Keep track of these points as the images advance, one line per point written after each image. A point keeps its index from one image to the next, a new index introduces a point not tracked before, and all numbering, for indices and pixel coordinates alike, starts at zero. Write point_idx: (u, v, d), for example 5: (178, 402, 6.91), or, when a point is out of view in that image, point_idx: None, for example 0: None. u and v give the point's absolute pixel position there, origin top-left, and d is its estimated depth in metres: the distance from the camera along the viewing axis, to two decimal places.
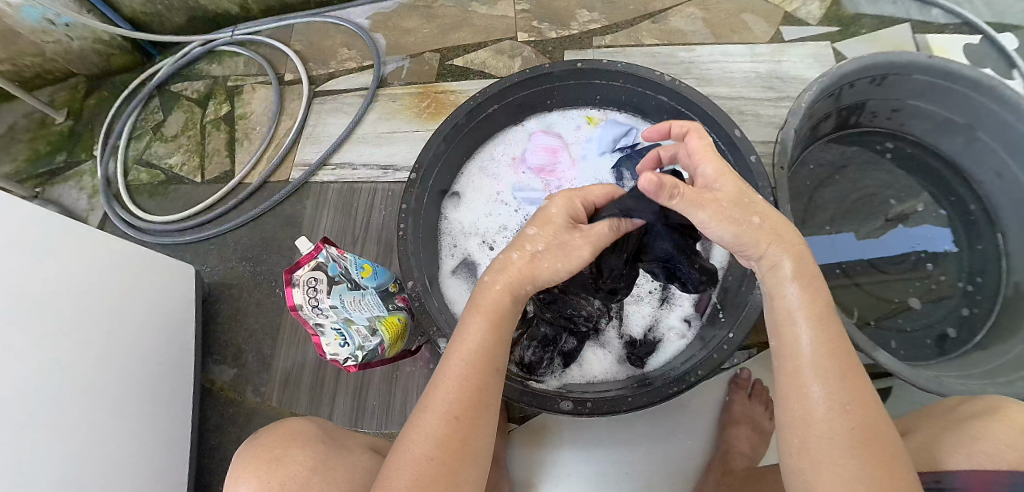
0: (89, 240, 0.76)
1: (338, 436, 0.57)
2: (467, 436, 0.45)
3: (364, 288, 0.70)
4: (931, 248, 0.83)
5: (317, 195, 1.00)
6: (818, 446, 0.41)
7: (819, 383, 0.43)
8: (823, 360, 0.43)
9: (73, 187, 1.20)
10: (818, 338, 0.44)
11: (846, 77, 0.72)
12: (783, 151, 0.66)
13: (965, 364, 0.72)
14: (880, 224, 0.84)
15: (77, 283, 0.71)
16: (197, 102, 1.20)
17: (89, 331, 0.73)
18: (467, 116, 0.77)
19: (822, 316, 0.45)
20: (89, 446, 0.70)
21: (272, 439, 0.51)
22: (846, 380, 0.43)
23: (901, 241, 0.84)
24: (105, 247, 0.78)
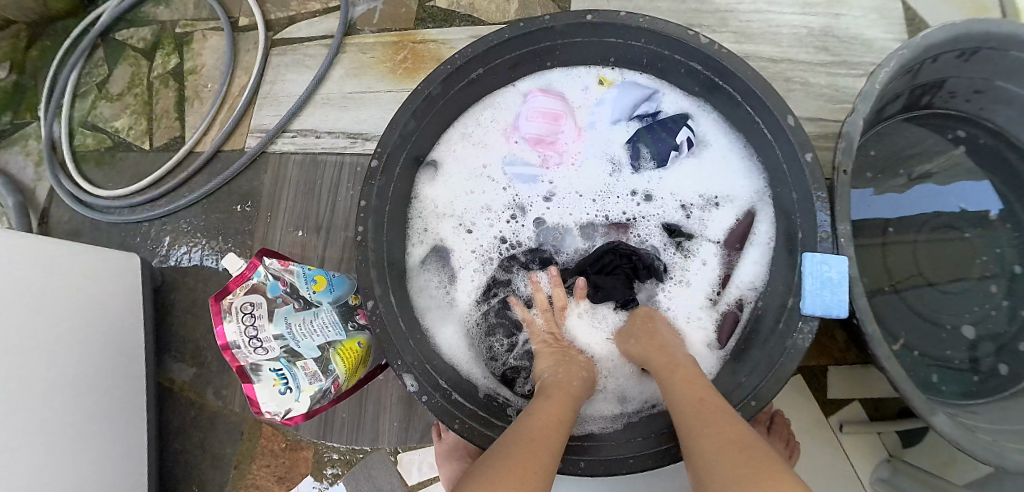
0: (14, 243, 0.64)
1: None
2: (548, 447, 0.40)
3: (317, 305, 0.58)
4: (969, 205, 0.69)
5: (277, 167, 0.86)
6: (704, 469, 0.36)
7: (684, 412, 0.43)
8: (687, 396, 0.44)
9: (19, 153, 1.08)
10: (678, 386, 0.46)
11: (930, 50, 0.53)
12: (848, 149, 0.48)
13: (1018, 410, 0.58)
14: (903, 181, 0.70)
15: (9, 302, 0.61)
16: (143, 53, 1.03)
17: (30, 356, 0.64)
18: (442, 85, 0.60)
19: (678, 372, 0.49)
20: (36, 481, 0.63)
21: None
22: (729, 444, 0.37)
23: (937, 203, 0.69)
24: (27, 247, 0.66)
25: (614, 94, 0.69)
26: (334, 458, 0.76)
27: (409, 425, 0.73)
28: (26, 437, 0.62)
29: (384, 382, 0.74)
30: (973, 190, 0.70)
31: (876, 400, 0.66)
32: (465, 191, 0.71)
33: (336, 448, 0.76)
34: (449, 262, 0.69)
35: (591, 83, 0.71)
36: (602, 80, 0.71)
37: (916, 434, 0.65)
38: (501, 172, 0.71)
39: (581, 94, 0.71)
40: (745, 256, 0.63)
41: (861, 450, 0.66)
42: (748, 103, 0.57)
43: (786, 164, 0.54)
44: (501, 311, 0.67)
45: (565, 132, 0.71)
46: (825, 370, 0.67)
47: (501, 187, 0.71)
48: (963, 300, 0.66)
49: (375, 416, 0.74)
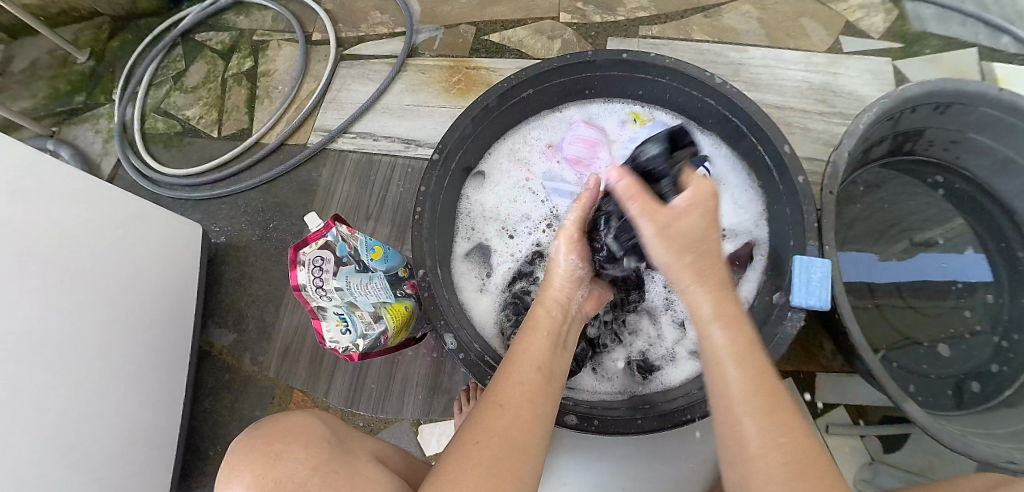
0: (90, 190, 0.73)
1: (345, 436, 0.50)
2: (514, 426, 0.43)
3: (373, 271, 0.68)
4: (964, 277, 0.77)
5: (335, 163, 0.96)
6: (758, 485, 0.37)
7: (750, 419, 0.39)
8: (750, 396, 0.40)
9: (89, 130, 1.18)
10: (742, 377, 0.41)
11: (907, 101, 0.65)
12: (834, 174, 0.59)
13: (991, 421, 0.66)
14: (904, 246, 0.79)
15: (74, 238, 0.69)
16: (220, 55, 1.16)
17: (91, 291, 0.71)
18: (498, 99, 0.72)
19: (744, 355, 0.42)
20: (80, 408, 0.68)
21: (274, 429, 0.45)
22: (758, 373, 0.41)
23: (934, 271, 0.78)
24: (99, 194, 0.74)
25: (645, 131, 0.80)
26: (361, 425, 0.82)
27: (434, 397, 0.81)
28: (77, 364, 0.68)
29: (415, 358, 0.83)
30: (969, 262, 0.78)
31: (860, 406, 0.74)
32: (509, 199, 0.81)
33: (363, 416, 0.82)
34: (488, 258, 0.78)
35: (627, 119, 0.82)
36: (636, 117, 0.81)
37: (895, 440, 0.72)
38: (541, 186, 0.82)
39: (618, 130, 0.82)
40: (744, 278, 0.71)
41: (846, 453, 0.72)
42: (752, 134, 0.68)
43: (784, 187, 0.65)
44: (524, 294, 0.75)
45: (600, 158, 0.81)
46: (814, 375, 0.76)
47: (539, 198, 0.81)
48: (941, 324, 0.76)
49: (403, 385, 0.82)
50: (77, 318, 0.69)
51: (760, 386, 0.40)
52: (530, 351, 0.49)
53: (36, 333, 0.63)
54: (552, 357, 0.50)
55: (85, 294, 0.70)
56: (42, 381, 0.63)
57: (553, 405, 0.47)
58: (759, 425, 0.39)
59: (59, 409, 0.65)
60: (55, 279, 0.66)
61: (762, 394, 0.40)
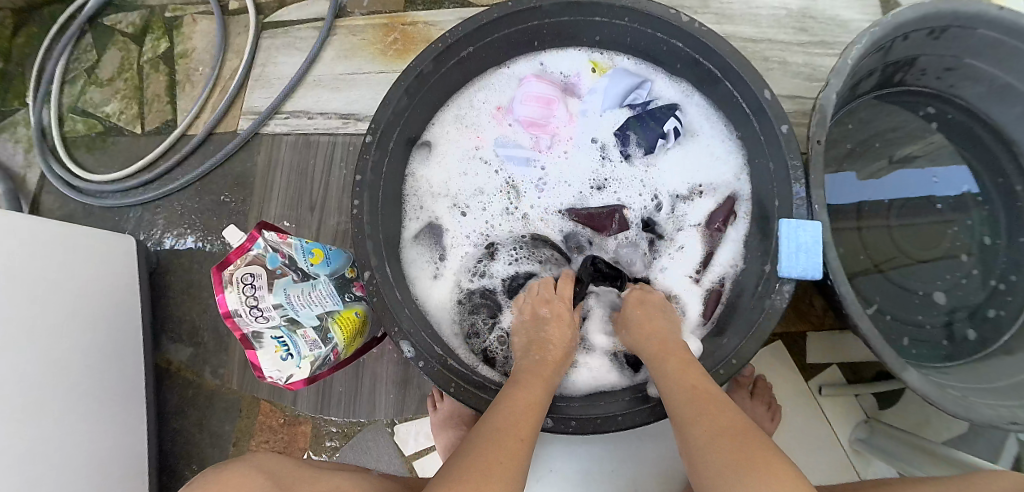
0: (16, 223, 0.64)
1: (289, 480, 0.48)
2: (526, 443, 0.42)
3: (314, 277, 0.61)
4: (948, 191, 0.72)
5: (269, 149, 0.87)
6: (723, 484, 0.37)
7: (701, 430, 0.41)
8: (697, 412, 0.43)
9: (8, 139, 1.07)
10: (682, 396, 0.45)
11: (901, 28, 0.56)
12: (820, 122, 0.51)
13: (989, 371, 0.62)
14: (885, 164, 0.73)
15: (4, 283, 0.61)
16: (132, 38, 1.03)
17: (30, 336, 0.64)
18: (433, 63, 0.62)
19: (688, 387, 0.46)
20: (38, 460, 0.64)
21: (206, 490, 0.42)
22: (702, 399, 0.44)
23: (919, 186, 0.72)
24: (26, 226, 0.66)
25: (606, 82, 0.71)
26: (333, 431, 0.78)
27: (404, 396, 0.76)
28: (27, 417, 0.63)
29: (379, 356, 0.77)
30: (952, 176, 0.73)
31: (853, 364, 0.70)
32: (459, 171, 0.72)
33: (334, 422, 0.78)
34: (441, 239, 0.70)
35: (585, 69, 0.73)
36: (596, 66, 0.72)
37: (890, 395, 0.69)
38: (494, 155, 0.73)
39: (576, 82, 0.73)
40: (725, 240, 0.65)
41: (838, 412, 0.70)
42: (726, 79, 0.59)
43: (765, 139, 0.57)
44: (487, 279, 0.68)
45: (558, 116, 0.72)
46: (804, 335, 0.71)
47: (494, 168, 0.72)
48: (936, 271, 0.70)
49: (371, 387, 0.76)
50: (19, 370, 0.62)
51: (704, 405, 0.43)
52: (531, 386, 0.49)
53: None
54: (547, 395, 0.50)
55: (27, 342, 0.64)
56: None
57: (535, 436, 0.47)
58: (717, 437, 0.40)
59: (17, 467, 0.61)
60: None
61: (713, 412, 0.42)
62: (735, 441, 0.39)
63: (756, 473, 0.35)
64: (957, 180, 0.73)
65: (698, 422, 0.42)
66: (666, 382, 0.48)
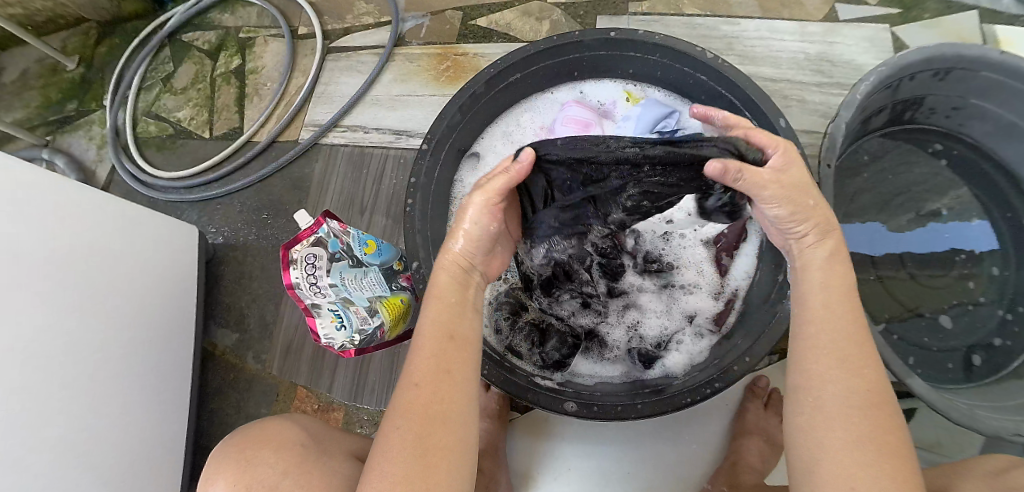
0: (92, 206, 0.73)
1: (324, 438, 0.53)
2: (432, 402, 0.42)
3: (368, 265, 0.67)
4: (970, 248, 0.76)
5: (327, 157, 0.96)
6: (833, 419, 0.39)
7: (829, 362, 0.41)
8: (838, 339, 0.42)
9: (83, 137, 1.18)
10: (830, 314, 0.43)
11: (905, 69, 0.63)
12: (830, 147, 0.58)
13: (993, 396, 0.66)
14: (896, 201, 0.78)
15: (79, 253, 0.70)
16: (207, 54, 1.14)
17: (89, 303, 0.71)
18: (486, 85, 0.71)
19: (842, 298, 0.44)
20: (95, 419, 0.70)
21: (248, 438, 0.49)
22: (846, 353, 0.41)
23: (937, 240, 0.77)
24: (97, 208, 0.74)
25: (638, 109, 0.78)
26: (365, 419, 0.82)
27: None
28: (84, 375, 0.69)
29: None
30: (974, 232, 0.76)
31: None
32: None
33: (367, 409, 0.83)
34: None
35: (619, 98, 0.81)
36: (629, 95, 0.80)
37: (901, 415, 0.72)
38: None
39: (611, 109, 0.81)
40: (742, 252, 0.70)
41: None
42: (747, 110, 0.66)
43: None
44: None
45: None
46: None
47: None
48: (944, 295, 0.74)
49: None
50: (77, 329, 0.69)
51: (849, 358, 0.41)
52: (436, 323, 0.46)
53: (36, 348, 0.63)
54: (459, 318, 0.47)
55: (87, 310, 0.70)
56: (48, 395, 0.64)
57: (471, 363, 0.45)
58: (853, 404, 0.39)
59: (69, 419, 0.66)
60: (65, 292, 0.67)
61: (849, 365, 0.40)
62: (871, 406, 0.39)
63: (887, 460, 0.37)
64: (978, 228, 0.76)
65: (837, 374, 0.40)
66: (812, 291, 0.45)
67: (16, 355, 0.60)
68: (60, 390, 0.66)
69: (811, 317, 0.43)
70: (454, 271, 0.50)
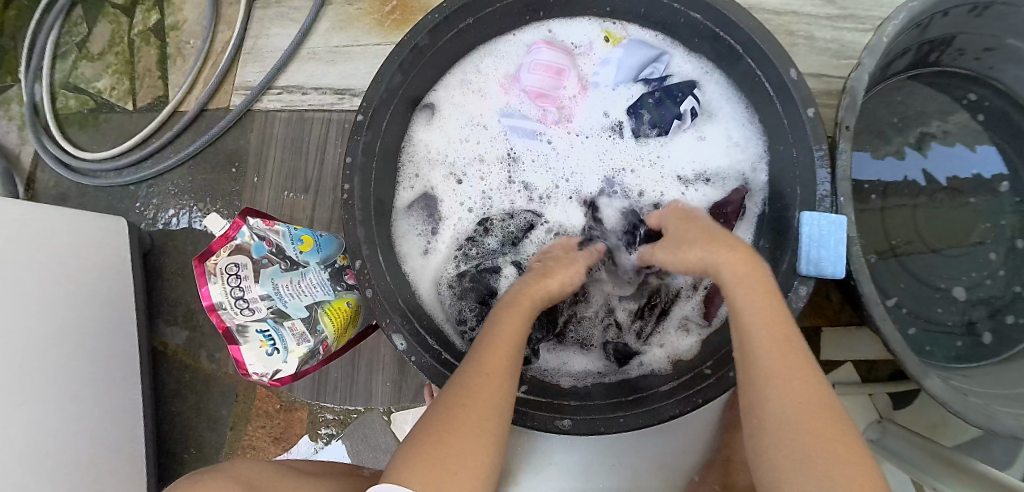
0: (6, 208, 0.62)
1: (264, 485, 0.39)
2: (471, 405, 0.40)
3: (304, 265, 0.57)
4: (981, 171, 0.67)
5: (261, 129, 0.83)
6: (775, 424, 0.37)
7: (767, 359, 0.39)
8: (769, 338, 0.40)
9: (2, 117, 1.04)
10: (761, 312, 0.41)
11: (941, 3, 0.50)
12: (851, 105, 0.45)
13: (1008, 376, 0.57)
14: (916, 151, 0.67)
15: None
16: (123, 10, 0.98)
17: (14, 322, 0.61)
18: (430, 36, 0.57)
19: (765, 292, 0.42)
20: (40, 452, 0.63)
21: None
22: (789, 351, 0.39)
23: (949, 165, 0.67)
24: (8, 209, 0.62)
25: (620, 53, 0.66)
26: (329, 419, 0.76)
27: (402, 386, 0.71)
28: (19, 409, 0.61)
29: (376, 344, 0.72)
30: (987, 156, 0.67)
31: (868, 362, 0.66)
32: (460, 142, 0.68)
33: (333, 410, 0.76)
34: (436, 210, 0.67)
35: (597, 38, 0.68)
36: (608, 35, 0.67)
37: (906, 395, 0.65)
38: (497, 123, 0.68)
39: (587, 52, 0.68)
40: (736, 232, 0.61)
41: (851, 410, 0.67)
42: (749, 56, 0.54)
43: (788, 121, 0.52)
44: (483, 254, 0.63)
45: (567, 86, 0.67)
46: (819, 331, 0.66)
47: (497, 141, 0.68)
48: (959, 267, 0.64)
49: (368, 374, 0.72)
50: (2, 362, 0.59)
51: (798, 372, 0.38)
52: (503, 332, 0.46)
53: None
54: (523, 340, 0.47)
55: (15, 333, 0.61)
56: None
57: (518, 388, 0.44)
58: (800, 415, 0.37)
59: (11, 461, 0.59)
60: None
61: (800, 384, 0.38)
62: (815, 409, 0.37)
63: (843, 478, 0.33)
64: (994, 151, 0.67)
65: (785, 401, 0.37)
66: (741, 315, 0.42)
67: None
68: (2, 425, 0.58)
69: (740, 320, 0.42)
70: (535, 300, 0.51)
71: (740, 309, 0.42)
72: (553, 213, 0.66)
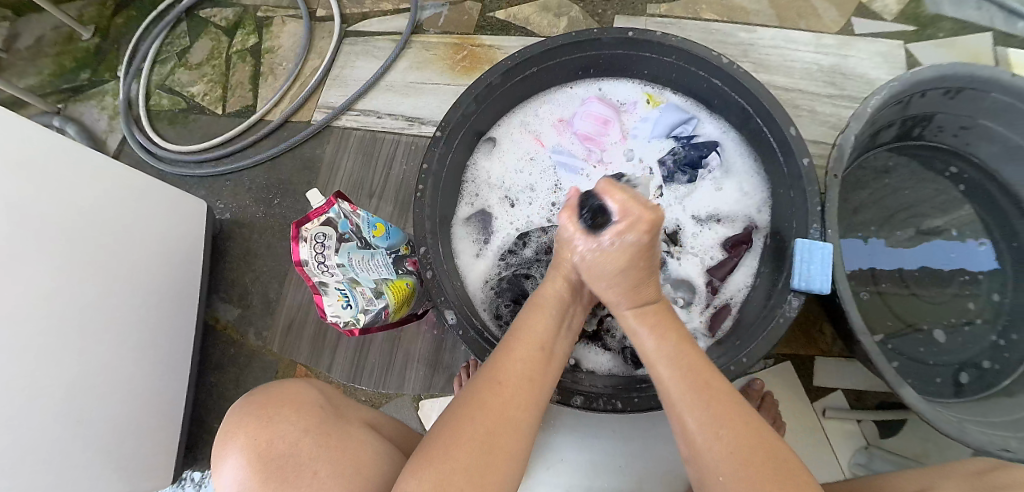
0: (96, 168, 0.72)
1: (339, 402, 0.53)
2: (510, 400, 0.45)
3: (374, 247, 0.68)
4: (971, 267, 0.77)
5: (340, 139, 0.96)
6: (713, 469, 0.42)
7: (692, 413, 0.43)
8: (687, 392, 0.44)
9: (95, 107, 1.18)
10: (678, 375, 0.45)
11: (918, 85, 0.64)
12: (838, 158, 0.59)
13: (982, 411, 0.67)
14: (899, 217, 0.79)
15: (84, 217, 0.69)
16: (224, 31, 1.15)
17: (98, 270, 0.71)
18: (502, 77, 0.71)
19: (674, 353, 0.47)
20: (93, 384, 0.70)
21: (268, 395, 0.48)
22: (710, 400, 0.43)
23: (939, 257, 0.78)
24: (99, 171, 0.73)
25: (658, 113, 0.79)
26: (361, 400, 0.83)
27: (434, 374, 0.82)
28: (86, 337, 0.69)
29: (416, 334, 0.84)
30: (977, 253, 0.77)
31: (858, 391, 0.75)
32: (515, 169, 0.80)
33: (364, 391, 0.84)
34: (488, 225, 0.78)
35: (640, 99, 0.81)
36: (649, 98, 0.80)
37: (895, 423, 0.73)
38: (549, 159, 0.81)
39: (631, 109, 0.81)
40: (743, 263, 0.72)
41: (840, 436, 0.74)
42: (758, 116, 0.67)
43: (789, 170, 0.64)
44: (525, 261, 0.74)
45: (611, 134, 0.80)
46: (813, 359, 0.76)
47: (547, 172, 0.80)
48: (941, 313, 0.75)
49: (404, 362, 0.83)
50: (80, 295, 0.68)
51: (727, 422, 0.42)
52: (533, 328, 0.51)
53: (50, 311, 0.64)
54: (553, 338, 0.51)
55: (94, 274, 0.71)
56: (53, 359, 0.64)
57: (550, 383, 0.49)
58: (735, 456, 0.41)
59: (74, 381, 0.67)
60: (70, 255, 0.67)
61: (727, 429, 0.42)
62: (737, 430, 0.42)
63: None
64: (985, 245, 0.77)
65: (717, 448, 0.41)
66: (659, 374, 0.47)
67: (27, 318, 0.60)
68: (72, 356, 0.67)
69: (664, 386, 0.46)
70: (564, 290, 0.55)
71: (659, 379, 0.47)
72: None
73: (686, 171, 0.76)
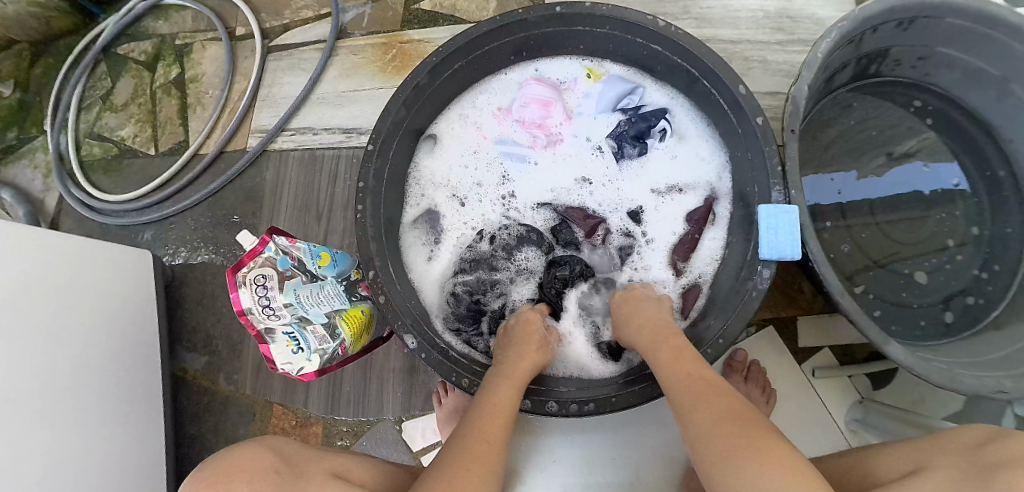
0: (35, 236, 0.68)
1: (297, 460, 0.50)
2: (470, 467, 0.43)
3: (323, 278, 0.65)
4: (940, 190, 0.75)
5: (277, 165, 0.91)
6: (700, 435, 0.43)
7: (682, 392, 0.47)
8: (679, 374, 0.48)
9: (28, 166, 1.12)
10: (672, 366, 0.50)
11: (868, 22, 0.60)
12: (795, 111, 0.55)
13: (976, 348, 0.65)
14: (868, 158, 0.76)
15: (28, 296, 0.65)
16: (145, 65, 1.08)
17: (45, 348, 0.67)
18: (429, 75, 0.66)
19: (676, 354, 0.51)
20: (67, 465, 0.67)
21: (217, 469, 0.44)
22: (696, 379, 0.47)
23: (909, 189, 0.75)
24: (40, 241, 0.69)
25: (600, 87, 0.75)
26: (344, 430, 0.81)
27: (414, 393, 0.79)
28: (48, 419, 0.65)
29: (388, 354, 0.80)
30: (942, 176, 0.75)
31: (845, 346, 0.73)
32: (462, 166, 0.76)
33: (345, 421, 0.81)
34: (439, 225, 0.74)
35: (581, 75, 0.77)
36: (590, 72, 0.76)
37: (883, 375, 0.71)
38: (495, 151, 0.77)
39: (573, 87, 0.77)
40: (708, 235, 0.69)
41: (834, 394, 0.72)
42: (704, 78, 0.63)
43: (742, 130, 0.61)
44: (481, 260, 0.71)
45: (555, 116, 0.76)
46: (795, 320, 0.74)
47: (493, 164, 0.76)
48: (921, 251, 0.73)
49: (379, 387, 0.80)
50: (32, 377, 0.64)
51: (713, 393, 0.45)
52: (488, 399, 0.50)
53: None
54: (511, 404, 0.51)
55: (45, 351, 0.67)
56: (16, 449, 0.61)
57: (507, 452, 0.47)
58: (719, 418, 0.43)
59: (45, 467, 0.63)
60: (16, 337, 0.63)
61: (717, 397, 0.45)
62: (718, 399, 0.44)
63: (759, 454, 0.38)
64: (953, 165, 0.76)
65: (699, 410, 0.44)
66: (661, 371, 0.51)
67: None
68: (35, 441, 0.63)
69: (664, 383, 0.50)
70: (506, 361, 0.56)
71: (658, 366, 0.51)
72: (541, 226, 0.73)
73: (636, 143, 0.72)
